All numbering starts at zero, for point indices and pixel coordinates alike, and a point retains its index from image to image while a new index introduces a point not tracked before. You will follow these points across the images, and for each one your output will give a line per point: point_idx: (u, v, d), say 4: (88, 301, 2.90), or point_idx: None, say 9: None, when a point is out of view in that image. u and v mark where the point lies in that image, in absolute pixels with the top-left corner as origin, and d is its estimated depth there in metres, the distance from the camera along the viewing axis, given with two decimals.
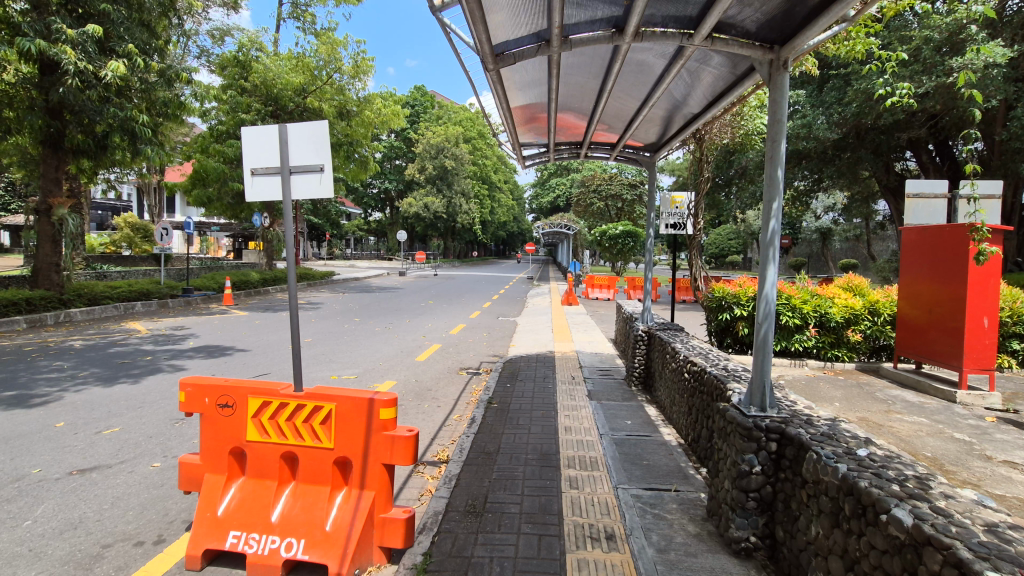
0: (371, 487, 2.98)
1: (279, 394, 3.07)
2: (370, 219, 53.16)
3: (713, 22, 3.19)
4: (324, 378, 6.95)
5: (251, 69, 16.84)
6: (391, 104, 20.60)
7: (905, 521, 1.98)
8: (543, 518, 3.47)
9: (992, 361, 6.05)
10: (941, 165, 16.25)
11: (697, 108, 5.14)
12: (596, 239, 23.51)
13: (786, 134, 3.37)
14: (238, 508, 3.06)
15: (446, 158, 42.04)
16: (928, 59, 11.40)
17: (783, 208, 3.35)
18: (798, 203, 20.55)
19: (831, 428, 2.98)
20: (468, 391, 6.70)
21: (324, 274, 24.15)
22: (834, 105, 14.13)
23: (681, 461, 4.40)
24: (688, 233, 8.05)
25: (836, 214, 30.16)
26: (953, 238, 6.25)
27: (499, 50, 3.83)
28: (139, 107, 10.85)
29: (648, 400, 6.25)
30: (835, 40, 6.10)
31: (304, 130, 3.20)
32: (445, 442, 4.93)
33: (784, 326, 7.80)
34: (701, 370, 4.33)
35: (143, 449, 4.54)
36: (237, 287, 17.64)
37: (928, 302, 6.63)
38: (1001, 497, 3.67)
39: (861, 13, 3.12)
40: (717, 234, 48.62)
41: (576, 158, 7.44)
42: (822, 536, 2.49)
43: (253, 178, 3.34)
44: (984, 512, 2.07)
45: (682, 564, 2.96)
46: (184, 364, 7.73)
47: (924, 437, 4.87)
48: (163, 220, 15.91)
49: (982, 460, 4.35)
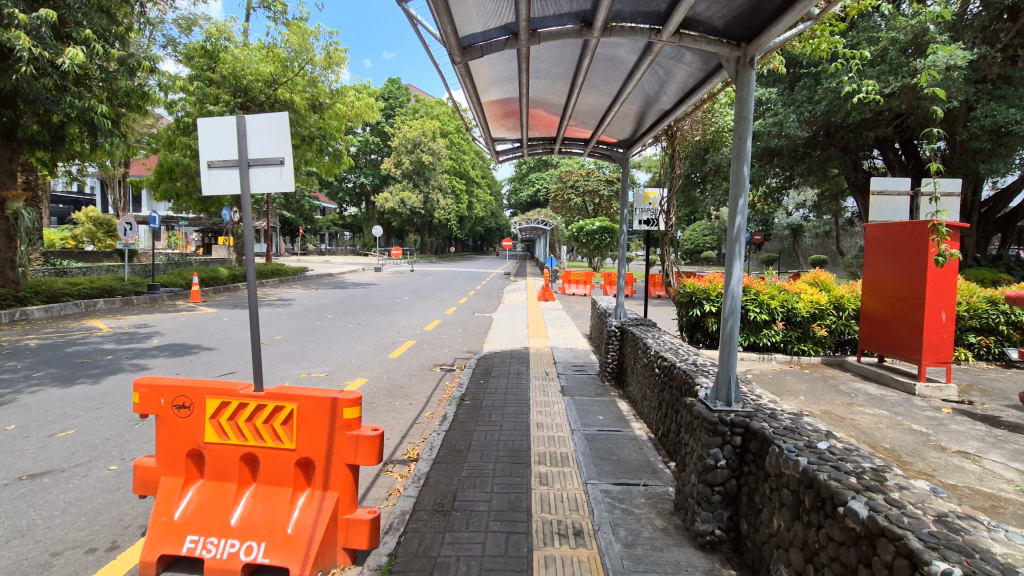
0: (334, 487, 2.92)
1: (238, 394, 2.99)
2: (345, 214, 52.56)
3: (680, 19, 3.19)
4: (293, 376, 6.81)
5: (220, 60, 16.37)
6: (364, 96, 20.38)
7: (861, 513, 2.02)
8: (511, 515, 3.46)
9: (949, 354, 6.26)
10: (907, 163, 16.63)
11: (669, 105, 5.17)
12: (573, 235, 23.57)
13: (752, 130, 3.41)
14: (196, 512, 2.97)
15: (423, 153, 41.52)
16: (894, 59, 11.65)
17: (749, 204, 3.38)
18: (770, 200, 20.40)
19: (794, 422, 3.02)
20: (442, 387, 6.66)
21: (296, 270, 23.75)
22: (805, 104, 14.34)
23: (651, 456, 4.44)
24: (660, 229, 8.06)
25: (806, 211, 30.93)
26: (915, 234, 6.41)
27: (465, 42, 3.77)
28: (98, 97, 10.46)
29: (621, 396, 6.29)
30: (801, 38, 6.16)
31: (262, 122, 3.12)
32: (416, 440, 4.88)
33: (752, 321, 7.93)
34: (671, 365, 4.36)
35: (100, 452, 4.39)
36: (205, 283, 17.22)
37: (889, 297, 6.82)
38: (952, 487, 3.78)
39: (825, 13, 3.14)
40: (692, 231, 49.51)
41: (550, 153, 7.40)
42: (783, 528, 2.53)
43: (210, 171, 3.24)
44: (935, 502, 2.11)
45: (648, 559, 2.98)
46: (147, 362, 7.50)
47: (884, 429, 4.99)
48: (127, 214, 15.27)
49: (936, 450, 4.49)
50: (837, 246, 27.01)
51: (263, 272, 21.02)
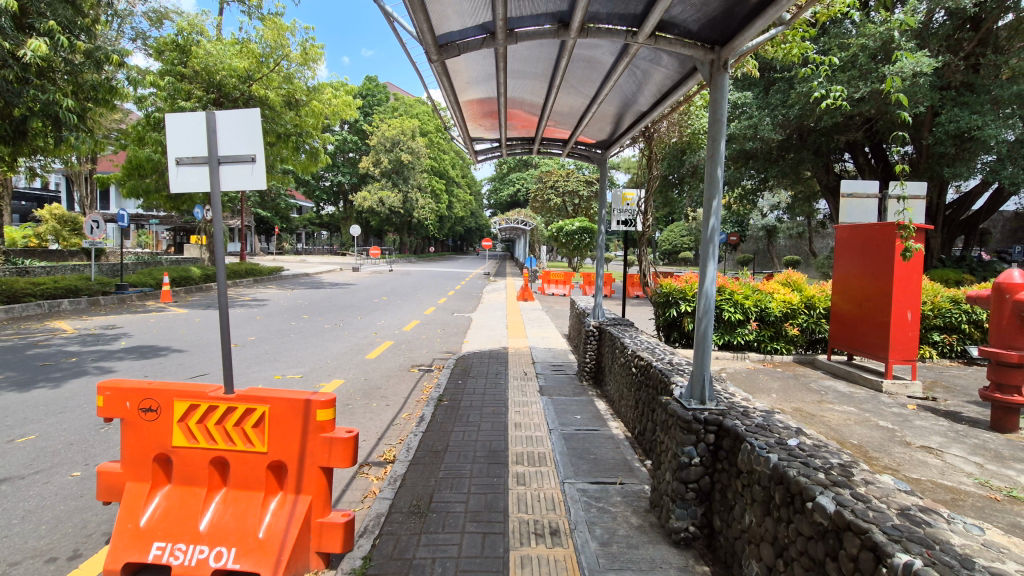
0: (308, 490, 2.87)
1: (208, 397, 2.93)
2: (322, 213, 51.91)
3: (655, 22, 3.22)
4: (266, 378, 6.68)
5: (192, 54, 15.97)
6: (342, 94, 20.17)
7: (829, 508, 2.06)
8: (488, 516, 3.45)
9: (914, 353, 6.45)
10: (876, 166, 17.07)
11: (646, 106, 5.21)
12: (553, 235, 23.65)
13: (726, 132, 3.45)
14: (163, 517, 2.89)
15: (402, 152, 41.25)
16: (863, 65, 11.94)
17: (722, 205, 3.44)
18: (744, 201, 20.51)
19: (765, 419, 3.08)
20: (419, 388, 6.62)
21: (272, 270, 23.34)
22: (779, 108, 14.61)
23: (627, 454, 4.48)
24: (638, 230, 8.13)
25: (780, 213, 31.59)
26: (883, 235, 6.59)
27: (443, 41, 3.75)
28: (62, 90, 10.12)
29: (599, 395, 6.33)
30: (774, 42, 6.26)
31: (233, 118, 3.05)
32: (392, 442, 4.83)
33: (727, 320, 8.07)
34: (648, 364, 4.40)
35: (62, 457, 4.24)
36: (176, 283, 16.81)
37: (858, 297, 7.00)
38: (916, 481, 3.89)
39: (796, 18, 3.20)
40: (670, 232, 50.11)
41: (529, 153, 7.41)
42: (755, 524, 2.57)
43: (178, 168, 3.15)
44: (898, 496, 2.17)
45: (624, 557, 3.00)
46: (113, 365, 7.29)
47: (852, 425, 5.12)
48: (94, 211, 14.82)
49: (901, 446, 4.62)
50: (809, 248, 27.66)
51: (238, 272, 20.61)
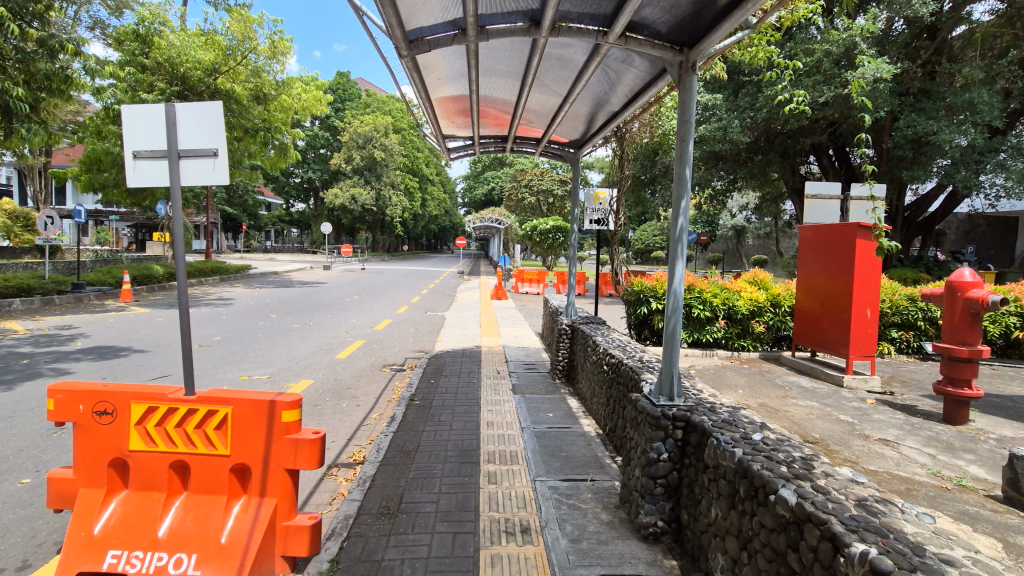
0: (272, 493, 2.81)
1: (167, 399, 2.83)
2: (292, 211, 50.88)
3: (625, 22, 3.24)
4: (232, 379, 6.51)
5: (154, 45, 15.42)
6: (313, 89, 19.80)
7: (790, 500, 2.11)
8: (459, 515, 3.43)
9: (873, 349, 6.69)
10: (839, 169, 17.61)
11: (618, 106, 5.25)
12: (527, 233, 23.71)
13: (694, 133, 3.51)
14: (119, 524, 2.78)
15: (375, 149, 40.81)
16: (827, 71, 12.31)
17: (690, 205, 3.49)
18: (715, 201, 20.78)
19: (731, 415, 3.14)
20: (391, 388, 6.54)
21: (238, 269, 22.78)
22: (747, 110, 14.93)
23: (598, 451, 4.52)
24: (610, 229, 8.19)
25: (748, 213, 32.36)
26: (844, 236, 6.80)
27: (412, 36, 3.70)
28: (13, 79, 9.64)
29: (571, 393, 6.37)
30: (741, 46, 6.38)
31: (195, 110, 2.96)
32: (362, 443, 4.76)
33: (695, 318, 8.22)
34: (618, 362, 4.44)
35: (10, 464, 4.04)
36: (138, 282, 16.24)
37: (821, 295, 7.21)
38: (873, 472, 4.02)
39: (761, 22, 3.26)
40: (643, 232, 50.90)
41: (503, 152, 7.40)
42: (720, 518, 2.62)
43: (135, 162, 3.03)
44: (856, 488, 2.24)
45: (593, 553, 3.02)
46: (69, 366, 6.99)
47: (814, 420, 5.28)
48: (47, 207, 14.19)
49: (861, 439, 4.78)
50: (776, 247, 28.42)
51: (203, 270, 20.03)
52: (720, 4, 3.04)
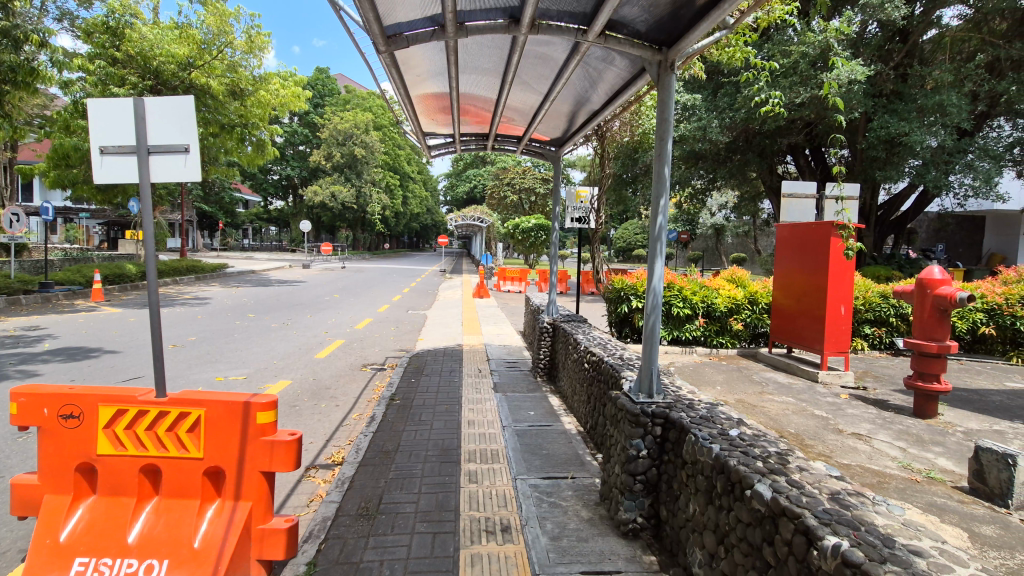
0: (247, 496, 2.75)
1: (137, 401, 2.75)
2: (271, 209, 50.06)
3: (604, 21, 3.24)
4: (208, 380, 6.38)
5: (125, 38, 14.99)
6: (291, 84, 19.53)
7: (766, 495, 2.13)
8: (439, 515, 3.41)
9: (846, 345, 6.83)
10: (815, 168, 17.96)
11: (598, 105, 5.28)
12: (509, 232, 23.71)
13: (673, 132, 3.53)
14: (87, 531, 2.71)
15: (355, 146, 40.41)
16: (803, 72, 12.54)
17: (669, 203, 3.51)
18: (695, 199, 21.04)
19: (709, 411, 3.17)
20: (371, 387, 6.48)
21: (214, 267, 22.34)
22: (726, 111, 15.11)
23: (579, 449, 4.54)
24: (591, 227, 8.21)
25: (727, 212, 32.84)
26: (818, 234, 6.94)
27: (391, 31, 3.65)
28: None
29: (552, 391, 6.39)
30: (718, 46, 6.45)
31: (164, 105, 2.88)
32: (341, 443, 4.71)
33: (675, 316, 8.31)
34: (599, 359, 4.47)
35: None
36: (109, 281, 15.82)
37: (797, 293, 7.34)
38: (846, 466, 4.11)
39: (737, 23, 3.30)
40: (624, 231, 51.33)
41: (483, 150, 7.38)
42: (698, 513, 2.64)
43: (102, 157, 2.94)
44: (829, 481, 2.29)
45: (573, 550, 3.02)
46: (36, 368, 6.78)
47: (790, 415, 5.38)
48: (13, 204, 13.76)
49: (834, 433, 4.88)
50: (754, 246, 28.90)
51: (178, 268, 19.60)
52: (698, 3, 3.06)
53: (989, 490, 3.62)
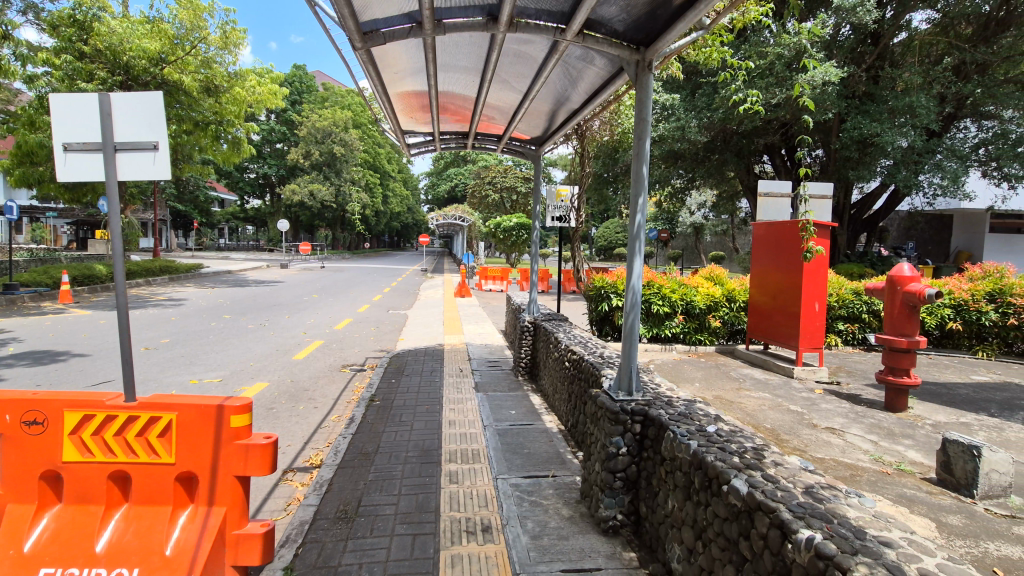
0: (222, 502, 2.69)
1: (105, 406, 2.67)
2: (248, 207, 49.16)
3: (582, 20, 3.24)
4: (181, 383, 6.23)
5: (93, 32, 14.54)
6: (268, 81, 19.24)
7: (742, 490, 2.16)
8: (419, 516, 3.39)
9: (820, 341, 6.98)
10: (791, 168, 18.29)
11: (578, 104, 5.29)
12: (491, 231, 23.70)
13: (650, 131, 3.56)
14: (52, 541, 2.63)
15: (335, 144, 39.95)
16: (779, 73, 12.76)
17: (647, 202, 3.54)
18: (674, 198, 21.27)
19: (687, 408, 3.20)
20: (350, 388, 6.41)
21: (188, 268, 21.84)
22: (704, 110, 15.29)
23: (560, 447, 4.55)
24: (572, 226, 8.23)
25: (705, 211, 33.25)
26: (793, 232, 7.07)
27: (367, 28, 3.61)
28: None
29: (533, 389, 6.41)
30: (695, 46, 6.52)
31: (132, 101, 2.80)
32: (320, 445, 4.64)
33: (655, 314, 8.38)
34: (580, 358, 4.48)
35: None
36: (78, 282, 15.36)
37: (773, 290, 7.47)
38: (820, 460, 4.19)
39: (713, 24, 3.33)
40: (605, 229, 51.71)
41: (463, 148, 7.36)
42: (676, 509, 2.67)
43: (66, 155, 2.84)
44: (804, 476, 2.32)
45: (554, 549, 3.03)
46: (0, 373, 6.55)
47: (766, 410, 5.47)
48: None
49: (809, 428, 4.97)
50: (732, 244, 29.37)
51: (151, 269, 19.13)
52: (675, 3, 3.08)
53: (956, 481, 3.73)
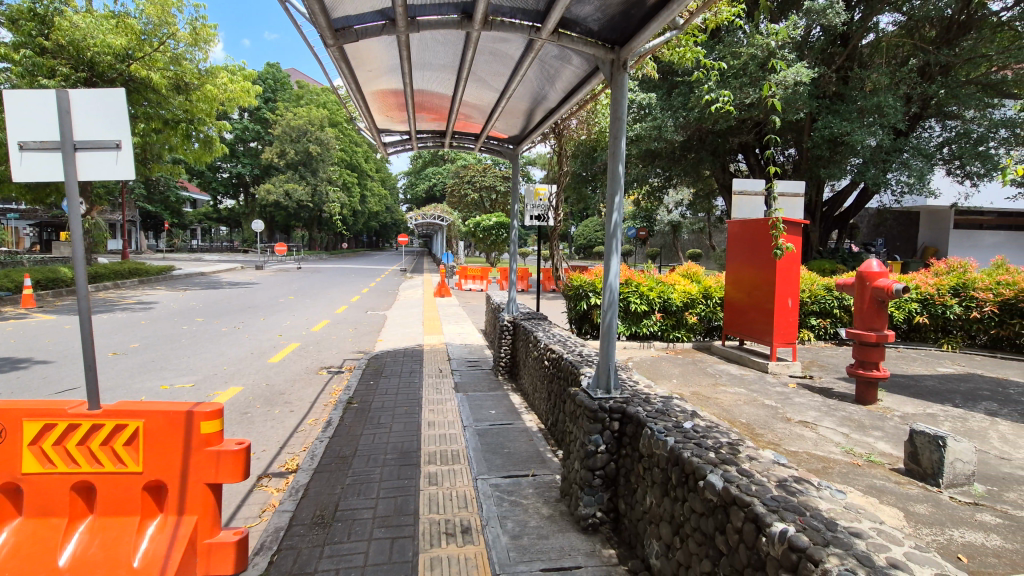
0: (192, 510, 2.61)
1: (66, 414, 2.57)
2: (221, 207, 48.09)
3: (557, 18, 3.23)
4: (151, 389, 6.06)
5: (54, 26, 14.02)
6: (240, 79, 18.83)
7: (717, 485, 2.18)
8: (397, 520, 3.35)
9: (794, 336, 7.11)
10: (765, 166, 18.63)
11: (555, 103, 5.29)
12: (470, 230, 23.61)
13: (626, 130, 3.58)
14: (12, 556, 2.52)
15: (310, 142, 39.32)
16: (752, 73, 12.96)
17: (623, 201, 3.55)
18: (651, 197, 21.48)
19: (664, 404, 3.23)
20: (327, 391, 6.31)
21: (158, 270, 21.26)
22: (680, 110, 15.47)
23: (540, 446, 4.55)
24: (550, 225, 8.23)
25: (682, 209, 33.67)
26: (767, 230, 7.19)
27: (339, 24, 3.55)
28: None
29: (514, 389, 6.40)
30: (670, 47, 6.57)
31: (92, 98, 2.71)
32: (296, 450, 4.56)
33: (633, 312, 8.45)
34: (558, 357, 4.49)
35: None
36: (41, 286, 14.82)
37: (748, 287, 7.59)
38: (794, 453, 4.27)
39: (686, 24, 3.36)
40: (585, 227, 51.95)
41: (441, 147, 7.31)
42: (654, 505, 2.69)
43: (23, 154, 2.72)
44: (777, 469, 2.36)
45: (534, 548, 3.03)
46: None
47: (742, 405, 5.55)
48: None
49: (783, 422, 5.07)
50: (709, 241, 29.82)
51: (119, 271, 18.57)
52: (648, 3, 3.09)
53: (923, 471, 3.84)
